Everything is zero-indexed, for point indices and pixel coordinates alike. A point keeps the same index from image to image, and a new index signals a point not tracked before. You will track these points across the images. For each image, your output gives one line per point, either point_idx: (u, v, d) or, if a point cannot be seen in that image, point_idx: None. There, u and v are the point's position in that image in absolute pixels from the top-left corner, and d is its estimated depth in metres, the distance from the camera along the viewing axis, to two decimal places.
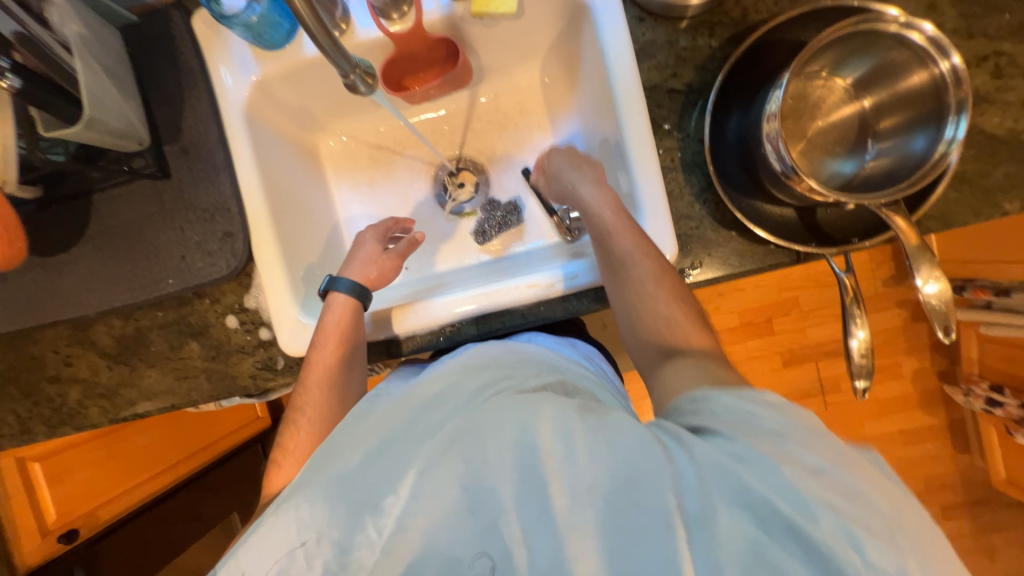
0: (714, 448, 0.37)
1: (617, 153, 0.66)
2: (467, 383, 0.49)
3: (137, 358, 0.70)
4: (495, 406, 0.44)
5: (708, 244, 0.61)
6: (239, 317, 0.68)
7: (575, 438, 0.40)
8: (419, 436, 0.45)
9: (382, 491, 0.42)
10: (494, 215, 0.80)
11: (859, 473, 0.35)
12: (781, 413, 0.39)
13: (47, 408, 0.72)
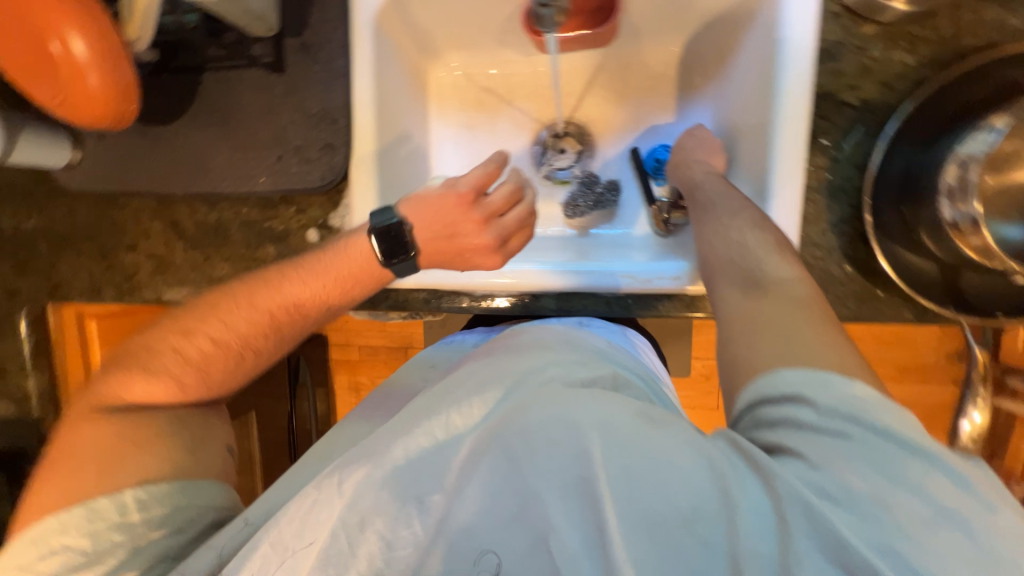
0: (795, 473, 0.33)
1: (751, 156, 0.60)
2: (506, 366, 0.46)
3: (213, 248, 0.70)
4: (538, 401, 0.41)
5: (828, 279, 0.56)
6: (320, 232, 0.67)
7: (628, 451, 0.36)
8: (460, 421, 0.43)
9: (430, 479, 0.41)
10: (591, 191, 0.73)
11: (994, 525, 0.30)
12: (911, 428, 0.33)
13: (120, 274, 0.73)
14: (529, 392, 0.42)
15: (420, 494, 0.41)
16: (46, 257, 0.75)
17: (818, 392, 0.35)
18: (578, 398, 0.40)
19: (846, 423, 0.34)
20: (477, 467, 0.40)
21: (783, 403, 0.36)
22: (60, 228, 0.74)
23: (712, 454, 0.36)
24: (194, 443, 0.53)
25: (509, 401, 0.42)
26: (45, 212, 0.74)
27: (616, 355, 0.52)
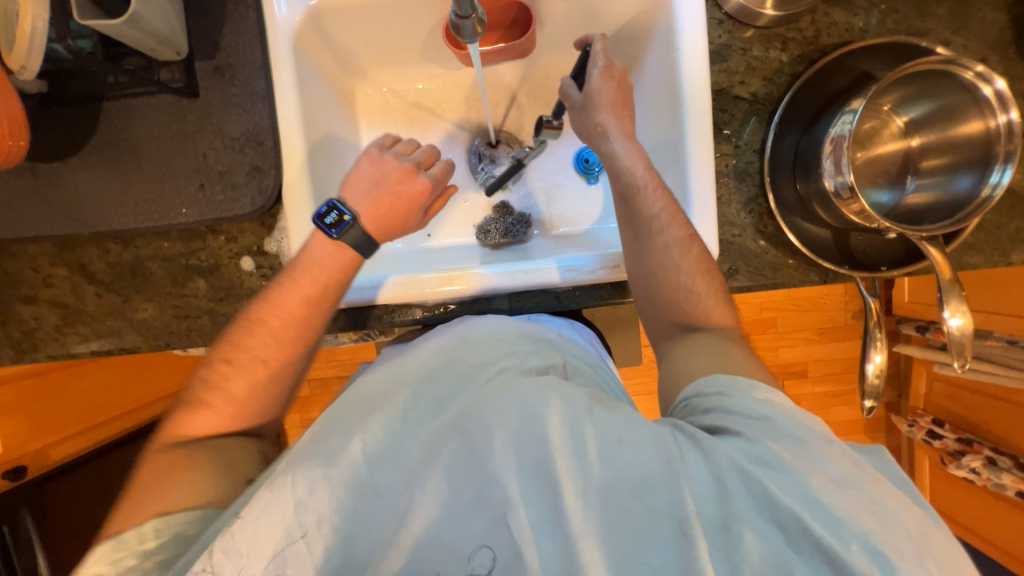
0: (734, 448, 0.38)
1: (667, 149, 0.65)
2: (466, 364, 0.48)
3: (132, 289, 0.64)
4: (499, 390, 0.42)
5: (746, 253, 0.63)
6: (256, 260, 0.64)
7: (586, 431, 0.39)
8: (423, 417, 0.44)
9: (384, 477, 0.41)
10: (503, 220, 0.78)
11: (887, 490, 0.36)
12: (802, 420, 0.41)
13: (18, 330, 0.65)
14: (487, 384, 0.43)
15: (375, 492, 0.41)
16: None
17: (728, 393, 0.44)
18: (537, 386, 0.42)
19: (770, 416, 0.41)
20: (433, 460, 0.40)
21: (715, 396, 0.44)
22: None
23: (659, 431, 0.40)
24: None
25: (470, 394, 0.44)
26: None
27: (571, 348, 0.55)
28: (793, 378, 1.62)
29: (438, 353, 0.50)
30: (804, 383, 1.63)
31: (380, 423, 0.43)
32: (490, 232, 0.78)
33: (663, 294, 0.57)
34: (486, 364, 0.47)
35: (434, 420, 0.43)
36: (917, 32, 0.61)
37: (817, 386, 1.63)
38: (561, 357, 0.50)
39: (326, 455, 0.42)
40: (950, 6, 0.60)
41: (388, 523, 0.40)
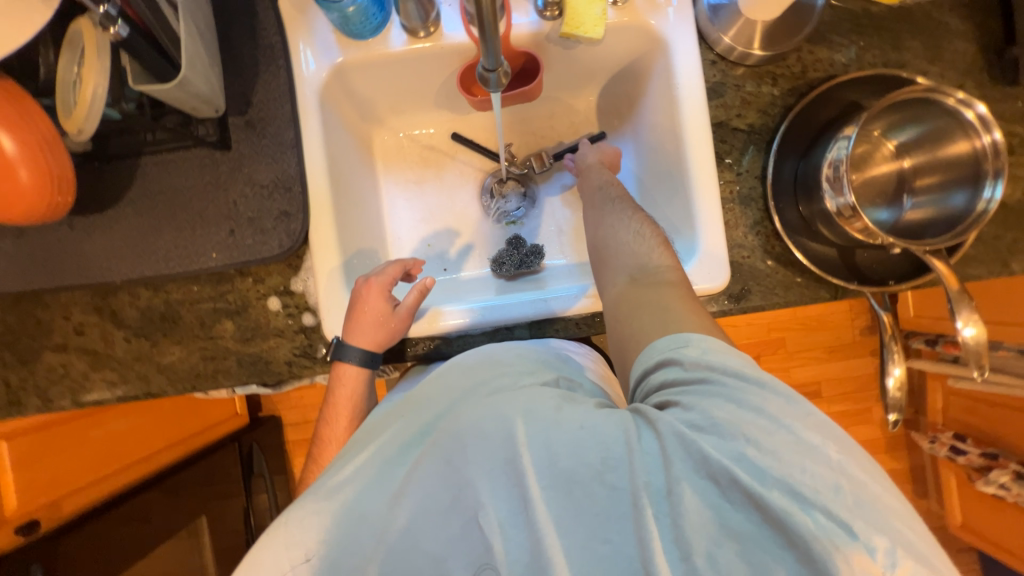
0: (674, 418, 0.39)
1: (669, 176, 0.69)
2: (454, 388, 0.48)
3: (160, 333, 0.66)
4: (470, 402, 0.44)
5: (757, 274, 0.65)
6: (282, 300, 0.65)
7: (548, 430, 0.40)
8: (408, 438, 0.46)
9: (370, 496, 0.43)
10: (515, 253, 0.80)
11: (815, 427, 0.37)
12: (734, 356, 0.42)
13: (47, 379, 0.66)
14: (464, 401, 0.45)
15: (361, 516, 0.42)
16: None
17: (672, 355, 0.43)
18: (512, 393, 0.43)
19: (711, 377, 0.41)
20: (412, 474, 0.42)
21: (660, 369, 0.44)
22: None
23: (617, 416, 0.41)
24: None
25: (447, 408, 0.46)
26: None
27: (577, 369, 0.55)
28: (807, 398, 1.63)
29: (433, 376, 0.52)
30: (817, 403, 1.63)
31: (368, 447, 0.46)
32: (506, 265, 0.79)
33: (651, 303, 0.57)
34: (470, 382, 0.48)
35: (415, 437, 0.46)
36: (897, 64, 0.66)
37: (831, 405, 1.63)
38: (557, 377, 0.48)
39: (318, 483, 0.45)
40: (924, 39, 0.66)
41: (375, 537, 0.41)
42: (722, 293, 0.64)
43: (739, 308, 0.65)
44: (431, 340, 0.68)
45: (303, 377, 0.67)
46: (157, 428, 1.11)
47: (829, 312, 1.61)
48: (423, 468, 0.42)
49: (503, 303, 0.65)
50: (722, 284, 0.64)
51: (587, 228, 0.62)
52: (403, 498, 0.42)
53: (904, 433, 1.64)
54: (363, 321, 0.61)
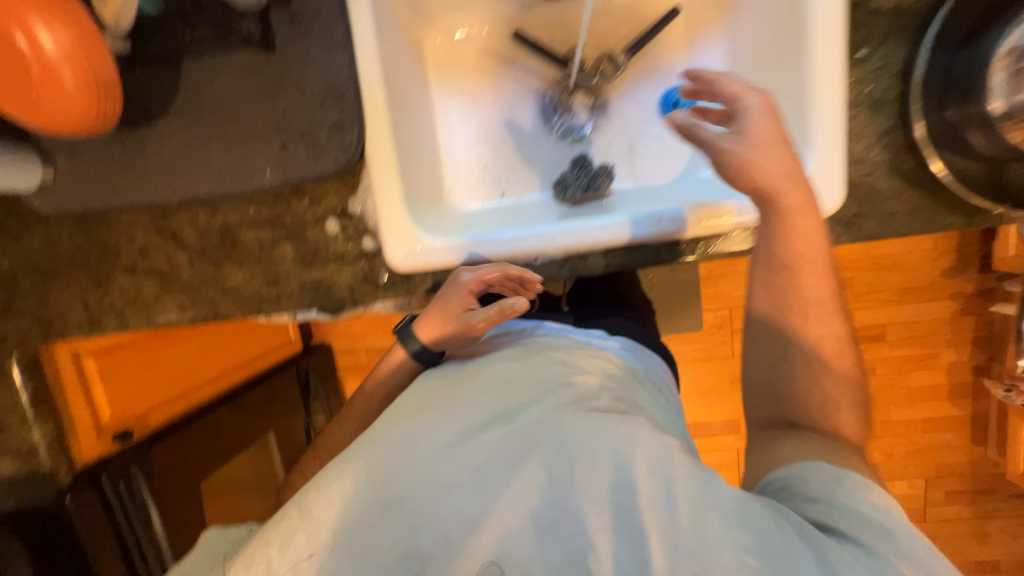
0: (847, 554, 0.34)
1: (780, 78, 0.58)
2: (548, 398, 0.48)
3: (222, 256, 0.64)
4: (578, 426, 0.43)
5: (875, 195, 0.56)
6: (341, 223, 0.62)
7: (680, 484, 0.38)
8: (503, 440, 0.44)
9: (448, 474, 0.42)
10: (582, 174, 0.73)
11: None
12: (885, 497, 0.38)
13: (119, 300, 0.67)
14: (570, 419, 0.44)
15: (445, 490, 0.42)
16: (30, 294, 0.68)
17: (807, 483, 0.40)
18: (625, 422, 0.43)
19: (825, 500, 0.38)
20: (511, 485, 0.41)
21: (804, 483, 0.39)
22: (38, 258, 0.67)
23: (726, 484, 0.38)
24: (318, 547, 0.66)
25: (549, 422, 0.44)
26: (19, 244, 0.66)
27: (652, 404, 0.54)
28: (868, 342, 1.54)
29: (518, 382, 0.51)
30: (879, 347, 1.54)
31: (457, 440, 0.45)
32: (569, 189, 0.72)
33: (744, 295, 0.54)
34: (562, 400, 0.47)
35: (509, 427, 0.46)
36: None
37: (894, 350, 1.54)
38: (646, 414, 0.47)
39: (404, 454, 0.44)
40: None
41: (453, 533, 0.40)
42: (834, 218, 0.56)
43: (853, 235, 0.57)
44: None
45: (366, 304, 0.65)
46: (226, 350, 1.16)
47: (909, 251, 1.46)
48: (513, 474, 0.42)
49: (575, 227, 0.60)
50: (836, 207, 0.55)
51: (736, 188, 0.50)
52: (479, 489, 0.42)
53: (972, 381, 1.55)
54: (446, 312, 0.60)
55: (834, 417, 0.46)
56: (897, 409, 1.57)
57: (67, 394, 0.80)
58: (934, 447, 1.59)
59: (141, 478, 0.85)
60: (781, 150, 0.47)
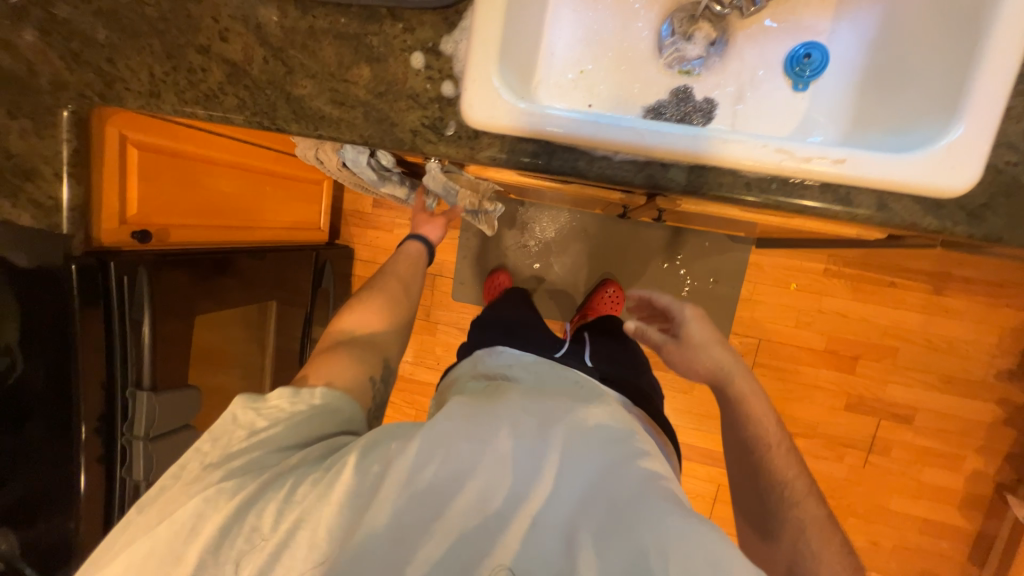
0: None
1: (941, 51, 0.56)
2: (603, 470, 0.62)
3: (297, 62, 0.62)
4: (633, 501, 0.56)
5: (1014, 190, 0.50)
6: (427, 59, 0.58)
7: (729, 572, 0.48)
8: (572, 502, 0.58)
9: (513, 512, 0.56)
10: (680, 106, 0.70)
11: None
12: None
13: (185, 79, 0.65)
14: (626, 496, 0.57)
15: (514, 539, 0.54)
16: (102, 47, 0.67)
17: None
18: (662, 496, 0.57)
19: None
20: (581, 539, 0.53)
21: None
22: (124, 15, 0.65)
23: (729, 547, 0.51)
24: (361, 348, 0.82)
25: (607, 497, 0.58)
26: None
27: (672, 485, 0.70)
28: (893, 420, 1.44)
29: (581, 447, 0.64)
30: (903, 429, 1.44)
31: (527, 484, 0.59)
32: (663, 114, 0.70)
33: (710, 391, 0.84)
34: (608, 473, 0.61)
35: (576, 481, 0.60)
36: None
37: (917, 437, 1.44)
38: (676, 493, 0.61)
39: (481, 492, 0.57)
40: None
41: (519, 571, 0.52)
42: (957, 203, 0.51)
43: (979, 229, 0.51)
44: (569, 154, 0.57)
45: (423, 154, 0.61)
46: (251, 202, 1.15)
47: (968, 339, 1.36)
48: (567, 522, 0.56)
49: (666, 127, 0.54)
50: (962, 190, 0.50)
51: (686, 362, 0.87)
52: (547, 522, 0.56)
53: (991, 497, 1.43)
54: (425, 226, 1.14)
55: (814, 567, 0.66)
56: (899, 500, 1.46)
57: (104, 171, 0.78)
58: (925, 551, 1.48)
59: (145, 279, 0.85)
60: (716, 352, 0.86)
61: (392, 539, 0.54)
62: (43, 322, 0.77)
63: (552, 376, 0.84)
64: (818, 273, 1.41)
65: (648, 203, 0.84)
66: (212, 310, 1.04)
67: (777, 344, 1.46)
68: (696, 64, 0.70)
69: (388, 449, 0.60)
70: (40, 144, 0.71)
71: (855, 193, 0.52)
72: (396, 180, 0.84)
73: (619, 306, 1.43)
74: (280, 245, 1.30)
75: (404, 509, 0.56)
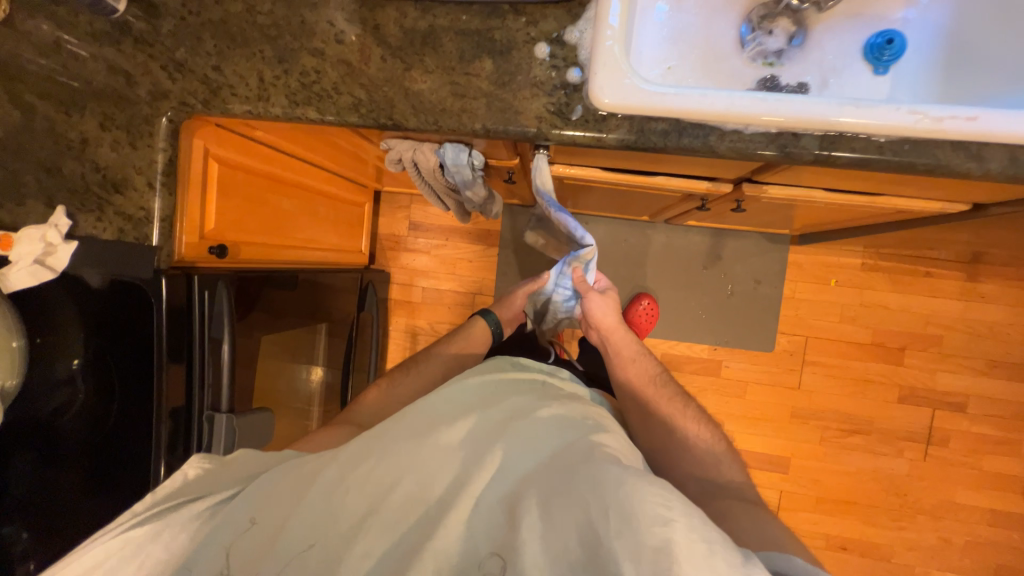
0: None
1: None
2: (546, 437, 0.64)
3: (416, 59, 0.63)
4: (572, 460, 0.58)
5: None
6: (552, 49, 0.60)
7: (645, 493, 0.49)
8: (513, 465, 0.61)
9: (459, 479, 0.59)
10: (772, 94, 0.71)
11: None
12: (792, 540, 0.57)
13: (298, 81, 0.65)
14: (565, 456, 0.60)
15: (441, 498, 0.57)
16: (208, 55, 0.67)
17: (776, 563, 0.49)
18: (661, 484, 0.49)
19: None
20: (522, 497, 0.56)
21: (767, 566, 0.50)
22: (233, 23, 0.66)
23: (721, 533, 0.45)
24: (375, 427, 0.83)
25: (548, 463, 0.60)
26: (219, 5, 0.66)
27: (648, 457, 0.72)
28: (947, 409, 1.45)
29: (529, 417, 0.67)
30: (958, 418, 1.44)
31: (475, 454, 0.62)
32: None
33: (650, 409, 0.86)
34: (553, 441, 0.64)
35: (528, 456, 0.62)
36: None
37: (974, 425, 1.44)
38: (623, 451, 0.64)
39: (423, 462, 0.61)
40: None
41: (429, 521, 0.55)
42: None
43: None
44: (698, 131, 0.59)
45: (546, 140, 0.62)
46: (305, 222, 1.14)
47: (1006, 322, 1.41)
48: (543, 507, 0.53)
49: (798, 98, 0.56)
50: None
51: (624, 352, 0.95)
52: (494, 493, 0.58)
53: None
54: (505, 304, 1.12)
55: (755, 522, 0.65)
56: (965, 492, 1.45)
57: (190, 184, 0.76)
58: (998, 545, 1.45)
59: (226, 297, 0.81)
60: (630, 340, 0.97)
61: (381, 532, 0.55)
62: (119, 344, 0.74)
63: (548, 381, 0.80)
64: (856, 269, 1.45)
65: (732, 190, 0.87)
66: (275, 330, 1.00)
67: (824, 340, 1.48)
68: (775, 56, 0.72)
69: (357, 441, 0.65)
70: (134, 153, 0.70)
71: (984, 148, 0.55)
72: (481, 183, 0.86)
73: (654, 319, 1.47)
74: (325, 267, 1.27)
75: (391, 503, 0.57)
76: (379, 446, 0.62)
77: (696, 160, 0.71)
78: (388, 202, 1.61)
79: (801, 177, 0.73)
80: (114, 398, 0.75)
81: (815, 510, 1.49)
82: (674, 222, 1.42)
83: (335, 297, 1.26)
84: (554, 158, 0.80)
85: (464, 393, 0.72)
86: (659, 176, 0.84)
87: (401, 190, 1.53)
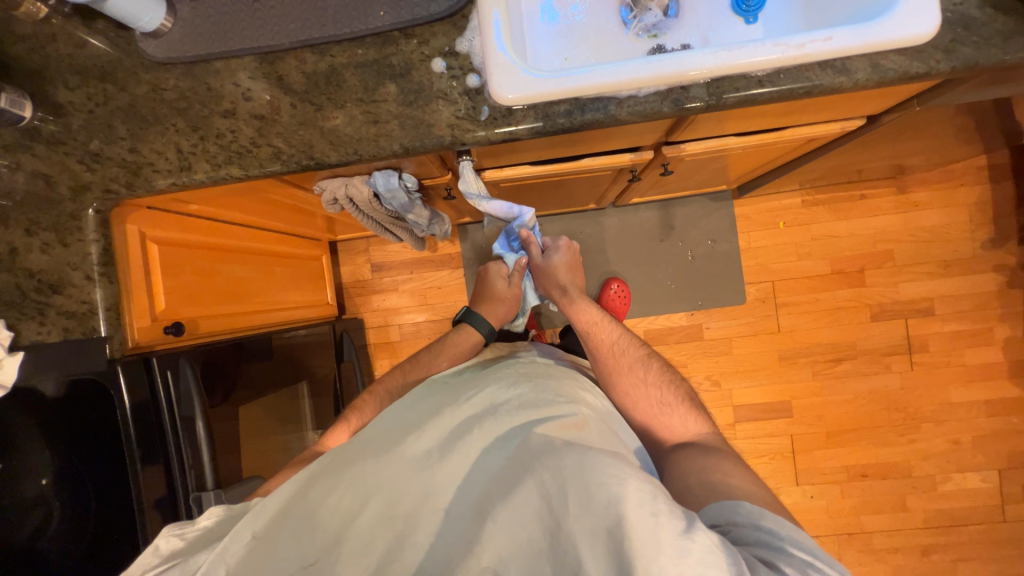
0: (754, 527, 0.56)
1: None
2: (514, 427, 0.68)
3: (325, 98, 0.66)
4: (538, 446, 0.62)
5: (969, 22, 0.60)
6: (447, 62, 0.64)
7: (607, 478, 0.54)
8: (485, 463, 0.64)
9: (436, 488, 0.62)
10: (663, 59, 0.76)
11: (810, 546, 0.53)
12: (759, 492, 0.65)
13: (216, 144, 0.67)
14: (531, 441, 0.64)
15: (419, 510, 0.61)
16: (123, 141, 0.68)
17: (727, 514, 0.60)
18: (613, 464, 0.56)
19: (762, 525, 0.56)
20: (494, 495, 0.59)
21: (738, 518, 0.58)
22: (142, 106, 0.68)
23: (665, 502, 0.52)
24: None
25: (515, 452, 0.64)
26: (125, 92, 0.68)
27: (620, 427, 0.79)
28: (917, 316, 1.51)
29: (498, 414, 0.71)
30: (929, 322, 1.51)
31: (448, 459, 0.65)
32: None
33: (620, 381, 0.89)
34: (521, 427, 0.68)
35: (498, 450, 0.66)
36: None
37: (946, 325, 1.50)
38: (585, 432, 0.69)
39: (398, 478, 0.63)
40: None
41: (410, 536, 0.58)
42: (927, 47, 0.60)
43: (953, 59, 0.60)
44: (598, 106, 0.63)
45: (463, 144, 0.65)
46: (263, 286, 1.14)
47: (945, 223, 1.50)
48: (506, 497, 0.57)
49: (677, 55, 0.61)
50: (931, 35, 0.59)
51: (590, 323, 0.96)
52: (469, 491, 0.62)
53: None
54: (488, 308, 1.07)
55: (735, 474, 0.69)
56: (958, 390, 1.49)
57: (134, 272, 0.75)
58: (1002, 434, 1.49)
59: (190, 372, 0.77)
60: (591, 310, 0.98)
61: (355, 554, 0.57)
62: (84, 442, 0.73)
63: (511, 367, 0.85)
64: (798, 207, 1.53)
65: (655, 156, 0.93)
66: (252, 397, 0.98)
67: (789, 281, 1.53)
68: (657, 25, 0.78)
69: (332, 473, 0.66)
70: (66, 251, 0.70)
71: (848, 61, 0.61)
72: (421, 204, 0.88)
73: (628, 300, 1.50)
74: (295, 324, 1.27)
75: (360, 526, 0.59)
76: (347, 473, 0.65)
77: (610, 133, 0.75)
78: (345, 250, 1.62)
79: (707, 128, 0.78)
80: (88, 500, 0.73)
81: (827, 445, 1.51)
82: (621, 203, 1.48)
83: (309, 352, 1.24)
84: (481, 162, 0.84)
85: (434, 405, 0.77)
86: (585, 159, 0.89)
87: (355, 235, 1.55)
